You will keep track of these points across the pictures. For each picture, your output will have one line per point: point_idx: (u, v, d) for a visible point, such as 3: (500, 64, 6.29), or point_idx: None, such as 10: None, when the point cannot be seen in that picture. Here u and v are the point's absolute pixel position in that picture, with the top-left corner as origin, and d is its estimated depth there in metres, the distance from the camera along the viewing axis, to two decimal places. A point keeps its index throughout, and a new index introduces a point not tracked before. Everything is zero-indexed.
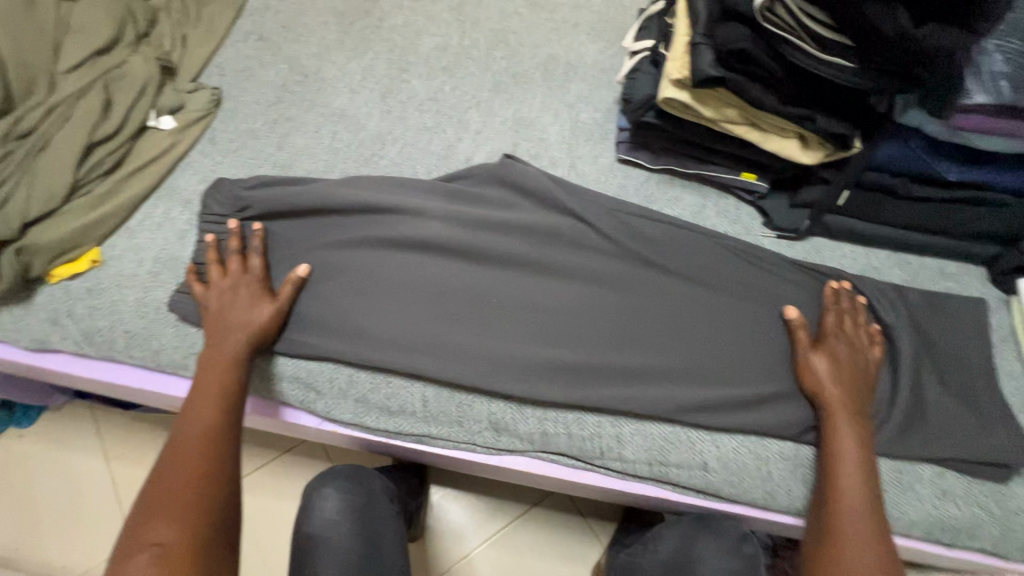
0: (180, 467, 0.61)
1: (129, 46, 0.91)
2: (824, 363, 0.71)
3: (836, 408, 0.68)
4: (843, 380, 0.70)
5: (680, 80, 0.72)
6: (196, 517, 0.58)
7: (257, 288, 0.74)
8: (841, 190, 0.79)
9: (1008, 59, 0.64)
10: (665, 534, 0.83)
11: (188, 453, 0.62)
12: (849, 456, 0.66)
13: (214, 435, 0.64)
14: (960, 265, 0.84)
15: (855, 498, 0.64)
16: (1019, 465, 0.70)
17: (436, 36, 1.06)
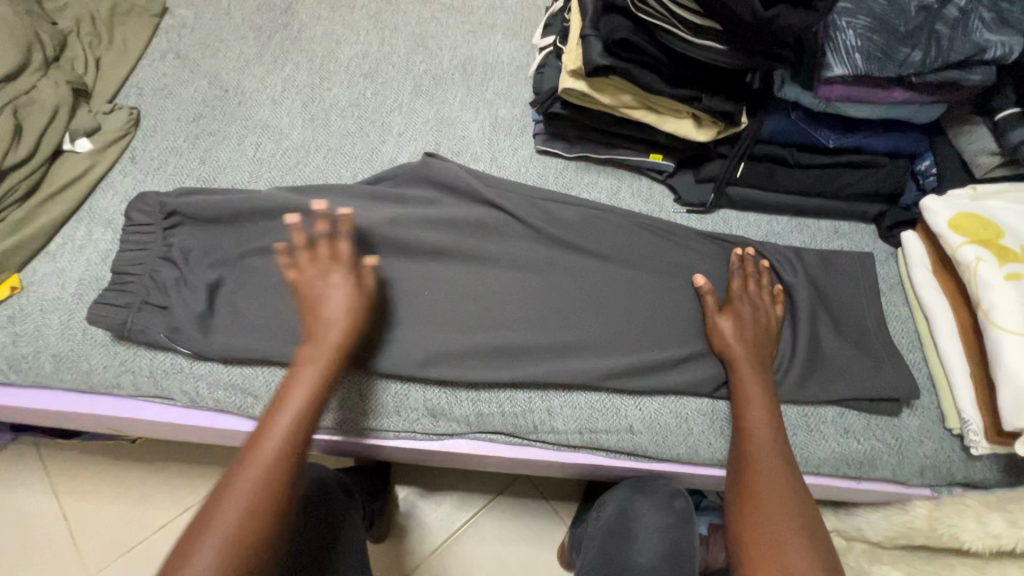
0: (251, 487, 0.56)
1: (38, 70, 0.89)
2: (733, 324, 0.77)
3: (745, 364, 0.74)
4: (749, 338, 0.76)
5: (576, 71, 0.78)
6: (244, 552, 0.53)
7: (348, 279, 0.71)
8: (737, 164, 0.86)
9: (860, 33, 0.71)
10: (607, 499, 0.86)
11: (269, 473, 0.57)
12: (757, 402, 0.72)
13: (286, 449, 0.59)
14: (853, 224, 0.92)
15: (767, 443, 0.68)
16: (908, 397, 0.77)
17: (355, 44, 1.08)
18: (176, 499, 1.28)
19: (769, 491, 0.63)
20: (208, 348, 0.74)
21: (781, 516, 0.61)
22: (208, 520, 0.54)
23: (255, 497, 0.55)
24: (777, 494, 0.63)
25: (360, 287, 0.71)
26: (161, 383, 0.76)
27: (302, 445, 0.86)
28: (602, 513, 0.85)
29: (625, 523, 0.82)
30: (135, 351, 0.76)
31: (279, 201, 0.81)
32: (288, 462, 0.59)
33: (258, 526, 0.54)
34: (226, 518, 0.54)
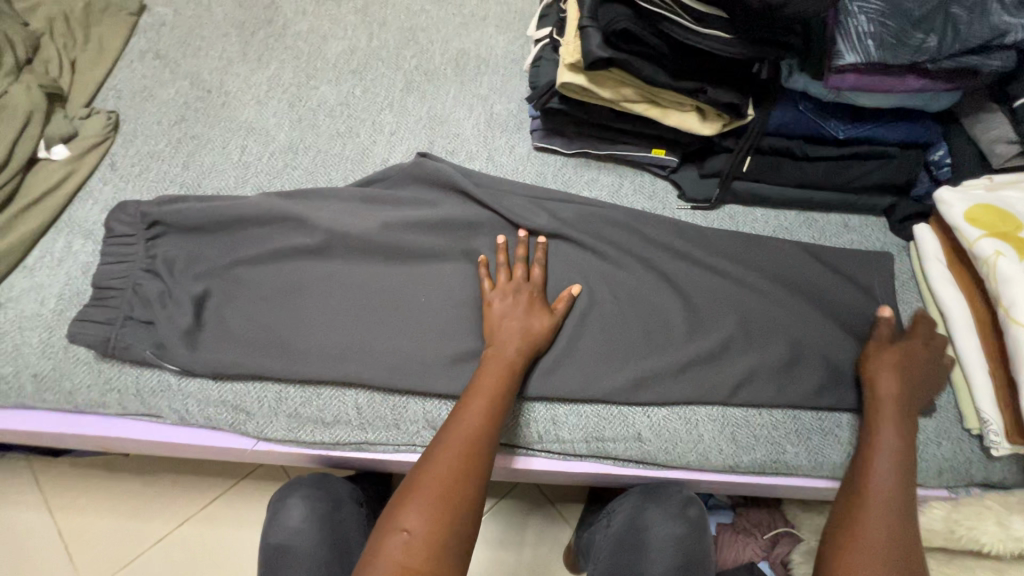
0: (444, 459, 0.60)
1: (10, 75, 0.85)
2: (900, 352, 0.73)
3: (885, 395, 0.69)
4: (900, 370, 0.71)
5: (575, 64, 0.74)
6: (445, 514, 0.57)
7: (536, 301, 0.74)
8: (743, 157, 0.83)
9: (871, 19, 0.67)
10: (617, 506, 0.84)
11: (470, 446, 0.62)
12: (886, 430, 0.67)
13: (473, 441, 0.62)
14: (863, 218, 0.89)
15: (889, 485, 0.64)
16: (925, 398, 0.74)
17: (342, 39, 1.04)
18: (169, 512, 1.25)
19: (869, 531, 0.61)
20: (197, 364, 0.70)
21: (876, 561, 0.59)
22: (420, 487, 0.58)
23: (440, 469, 0.60)
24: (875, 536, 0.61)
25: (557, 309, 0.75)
26: (148, 400, 0.72)
27: (296, 461, 0.82)
28: (613, 520, 0.83)
29: (637, 531, 0.79)
30: (119, 369, 0.73)
31: (267, 208, 0.78)
32: (477, 436, 0.62)
33: (464, 491, 0.59)
34: (421, 489, 0.58)
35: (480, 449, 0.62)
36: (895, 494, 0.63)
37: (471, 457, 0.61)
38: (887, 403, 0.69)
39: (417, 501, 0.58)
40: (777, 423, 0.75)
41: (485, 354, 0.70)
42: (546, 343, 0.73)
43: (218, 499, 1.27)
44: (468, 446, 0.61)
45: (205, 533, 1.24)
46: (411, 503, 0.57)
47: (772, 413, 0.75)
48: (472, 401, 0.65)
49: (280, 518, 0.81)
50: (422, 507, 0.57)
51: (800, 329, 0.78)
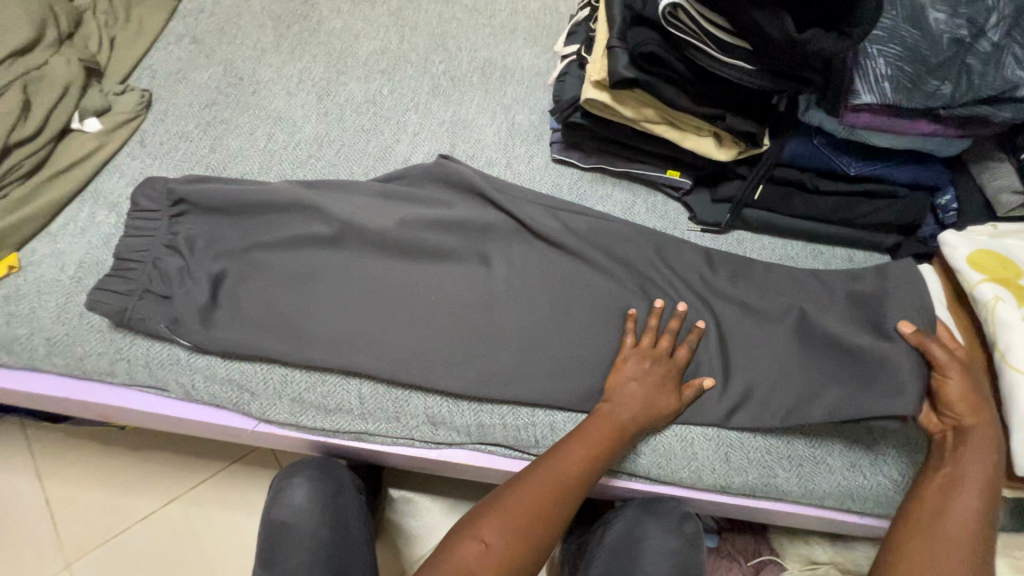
0: (535, 491, 0.64)
1: (51, 47, 0.88)
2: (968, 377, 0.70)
3: (981, 440, 0.67)
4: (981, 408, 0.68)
5: (600, 81, 0.77)
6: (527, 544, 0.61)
7: (667, 382, 0.74)
8: (756, 186, 0.85)
9: (888, 63, 0.70)
10: (612, 520, 0.84)
11: (567, 483, 0.65)
12: (978, 467, 0.66)
13: (569, 479, 0.65)
14: (867, 252, 0.91)
15: (971, 526, 0.64)
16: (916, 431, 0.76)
17: (374, 40, 1.07)
18: (158, 490, 1.25)
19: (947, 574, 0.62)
20: (209, 341, 0.72)
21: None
22: (507, 507, 0.63)
23: (532, 499, 0.64)
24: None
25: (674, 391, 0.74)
26: (157, 373, 0.74)
27: (294, 445, 0.83)
28: (608, 532, 0.84)
29: (631, 545, 0.80)
30: (131, 339, 0.74)
31: (288, 195, 0.80)
32: (576, 479, 0.66)
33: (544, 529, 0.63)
34: (507, 509, 0.63)
35: (574, 489, 0.65)
36: (967, 536, 0.64)
37: (564, 493, 0.65)
38: (977, 434, 0.67)
39: (504, 519, 0.62)
40: (770, 446, 0.76)
41: (605, 403, 0.72)
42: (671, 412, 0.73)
43: (206, 482, 1.27)
44: (563, 486, 0.65)
45: (192, 514, 1.24)
46: (498, 523, 0.62)
47: (767, 437, 0.76)
48: (577, 442, 0.68)
49: (284, 496, 0.83)
50: (507, 527, 0.61)
51: (810, 347, 0.78)
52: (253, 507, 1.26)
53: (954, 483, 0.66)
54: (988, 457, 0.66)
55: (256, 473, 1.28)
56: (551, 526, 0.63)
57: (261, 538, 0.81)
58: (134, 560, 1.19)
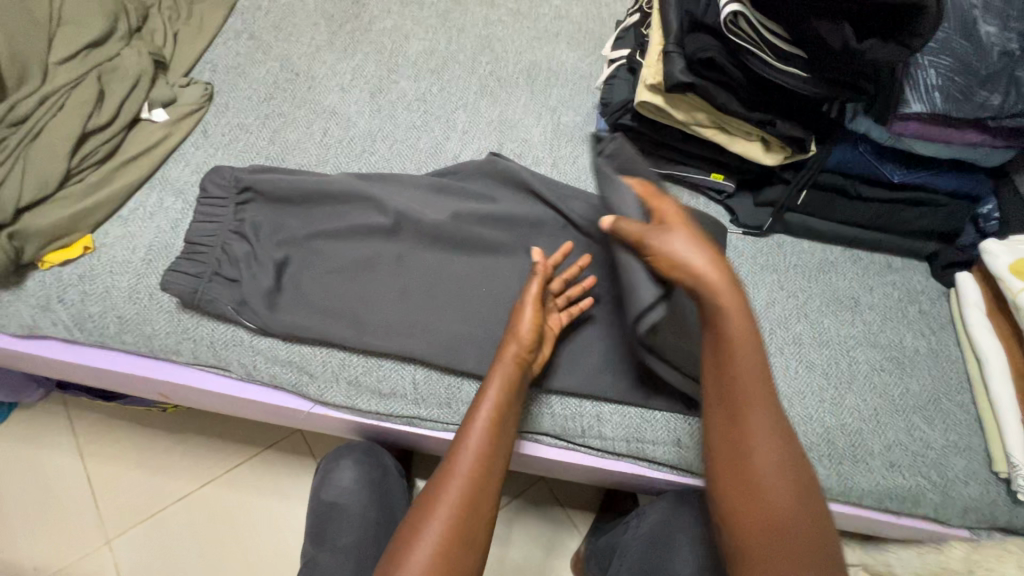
0: (454, 493, 0.60)
1: (122, 40, 0.92)
2: (680, 245, 0.60)
3: (739, 334, 0.58)
4: (706, 266, 0.59)
5: (654, 84, 0.80)
6: (460, 553, 0.58)
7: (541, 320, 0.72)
8: (800, 190, 0.87)
9: (940, 73, 0.72)
10: (648, 509, 0.88)
11: (466, 480, 0.61)
12: (746, 357, 0.58)
13: (467, 475, 0.62)
14: (906, 260, 0.92)
15: (765, 432, 0.57)
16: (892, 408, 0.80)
17: (423, 40, 1.10)
18: (195, 472, 1.29)
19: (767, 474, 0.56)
20: (274, 323, 0.75)
21: (801, 515, 0.55)
22: (419, 533, 0.58)
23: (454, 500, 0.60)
24: (779, 497, 0.56)
25: (540, 325, 0.71)
26: (221, 353, 0.77)
27: (344, 430, 0.86)
28: (645, 520, 0.87)
29: (666, 536, 0.82)
30: (198, 320, 0.77)
31: (348, 186, 0.82)
32: (488, 463, 0.63)
33: (476, 533, 0.60)
34: (433, 521, 0.59)
35: (479, 482, 0.62)
36: (780, 446, 0.57)
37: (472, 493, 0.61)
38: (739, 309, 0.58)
39: (429, 534, 0.58)
40: (812, 444, 0.77)
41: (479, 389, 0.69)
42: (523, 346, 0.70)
43: (241, 466, 1.30)
44: (478, 477, 0.62)
45: (227, 497, 1.27)
46: (426, 538, 0.58)
47: (809, 434, 0.78)
48: (475, 422, 0.65)
49: (332, 478, 0.87)
50: (424, 550, 0.57)
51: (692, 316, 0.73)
52: (286, 492, 1.29)
53: (738, 394, 0.58)
54: (750, 352, 0.58)
55: (289, 460, 1.31)
56: (469, 532, 0.59)
57: (312, 516, 0.87)
58: (170, 539, 1.23)
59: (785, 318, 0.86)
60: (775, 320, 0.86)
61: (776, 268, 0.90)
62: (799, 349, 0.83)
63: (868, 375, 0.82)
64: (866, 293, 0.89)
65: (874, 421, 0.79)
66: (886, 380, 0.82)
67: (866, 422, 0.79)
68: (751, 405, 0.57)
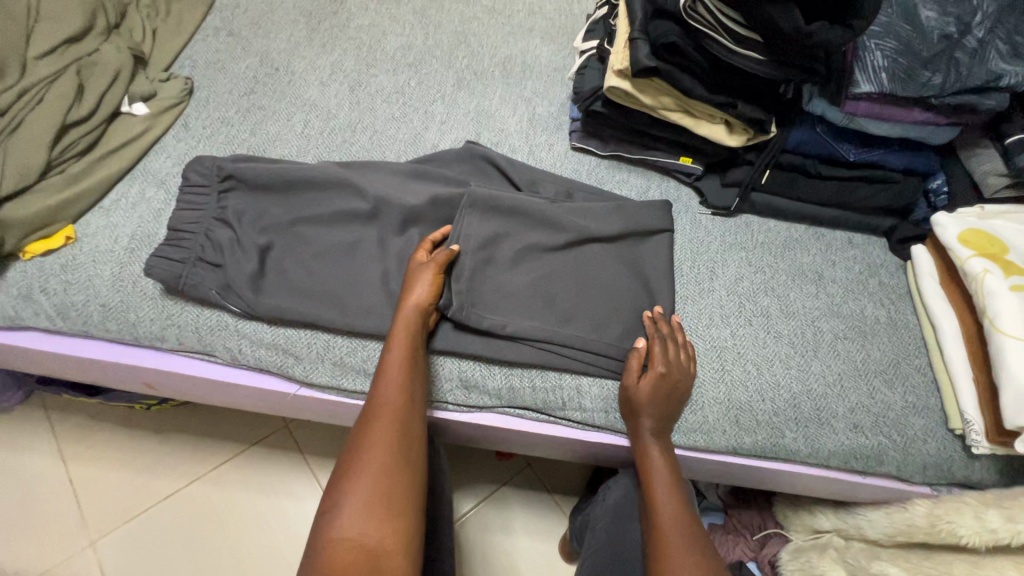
0: (375, 444, 0.64)
1: (101, 35, 0.93)
2: (645, 396, 0.75)
3: (654, 455, 0.75)
4: (650, 413, 0.75)
5: (622, 70, 0.83)
6: (396, 491, 0.61)
7: (653, 374, 0.76)
8: (763, 170, 0.91)
9: (886, 55, 0.77)
10: (614, 483, 0.90)
11: (394, 410, 0.67)
12: (658, 468, 0.74)
13: (394, 405, 0.67)
14: (865, 235, 0.98)
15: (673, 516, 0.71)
16: (855, 374, 0.84)
17: (400, 35, 1.13)
18: (180, 470, 1.29)
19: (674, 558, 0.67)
20: (258, 307, 0.76)
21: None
22: (355, 473, 0.62)
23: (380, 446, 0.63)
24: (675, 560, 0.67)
25: (437, 286, 0.76)
26: (206, 338, 0.78)
27: (331, 414, 0.88)
28: (611, 494, 0.89)
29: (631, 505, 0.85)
30: (182, 306, 0.79)
31: (329, 173, 0.84)
32: (406, 405, 0.68)
33: (410, 472, 0.63)
34: (362, 469, 0.62)
35: (405, 414, 0.67)
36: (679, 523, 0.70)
37: (399, 423, 0.66)
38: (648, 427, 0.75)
39: (359, 483, 0.61)
40: (779, 409, 0.81)
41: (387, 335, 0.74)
42: (641, 393, 0.75)
43: (228, 463, 1.31)
44: (395, 422, 0.66)
45: (214, 494, 1.27)
46: (356, 487, 0.60)
47: (777, 401, 0.82)
48: (384, 378, 0.69)
49: None
50: (365, 485, 0.60)
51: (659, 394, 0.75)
52: (275, 487, 1.29)
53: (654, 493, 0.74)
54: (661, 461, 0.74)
55: (276, 457, 1.32)
56: (405, 456, 0.64)
57: None
58: (156, 538, 1.22)
59: (753, 292, 0.90)
60: (743, 294, 0.90)
61: (744, 246, 0.94)
62: (766, 321, 0.87)
63: (831, 343, 0.87)
64: (829, 268, 0.94)
65: (838, 385, 0.83)
66: (849, 347, 0.86)
67: (830, 387, 0.83)
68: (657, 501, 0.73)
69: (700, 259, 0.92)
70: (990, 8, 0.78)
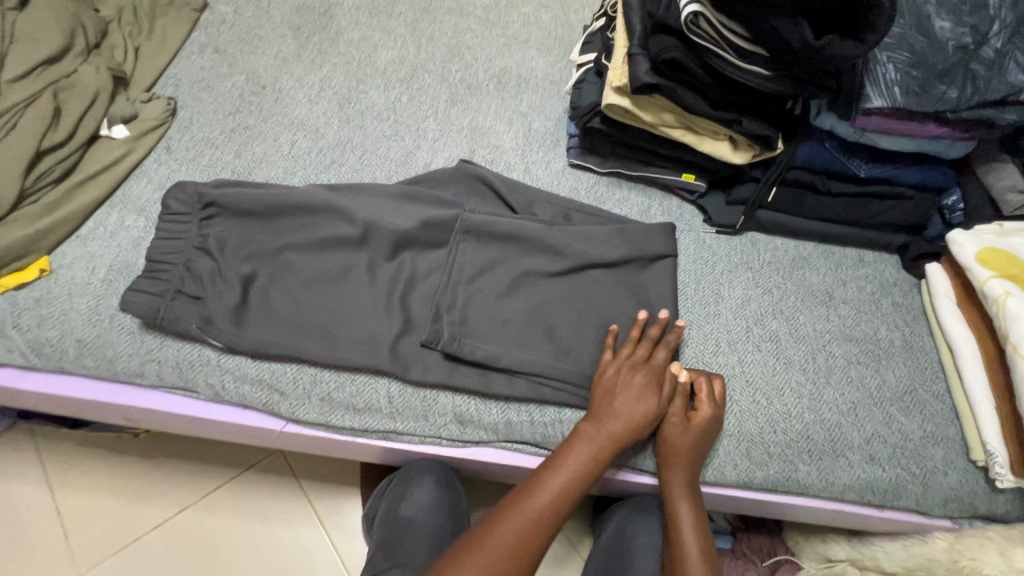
0: (496, 547, 0.64)
1: (80, 56, 0.89)
2: (684, 444, 0.72)
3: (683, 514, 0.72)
4: (684, 464, 0.72)
5: (621, 87, 0.80)
6: None
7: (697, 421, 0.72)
8: (770, 187, 0.87)
9: (898, 68, 0.73)
10: (609, 516, 0.87)
11: (539, 516, 0.66)
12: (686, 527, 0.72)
13: (541, 514, 0.66)
14: (877, 253, 0.94)
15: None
16: (869, 403, 0.80)
17: (391, 49, 1.10)
18: (170, 499, 1.23)
19: None
20: (241, 341, 0.73)
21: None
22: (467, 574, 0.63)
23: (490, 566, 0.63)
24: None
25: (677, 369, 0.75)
26: (187, 374, 0.74)
27: (320, 448, 0.84)
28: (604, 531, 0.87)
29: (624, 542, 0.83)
30: (162, 341, 0.75)
31: (315, 197, 0.81)
32: (555, 510, 0.67)
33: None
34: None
35: (543, 526, 0.66)
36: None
37: (534, 532, 0.65)
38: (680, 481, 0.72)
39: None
40: (791, 441, 0.77)
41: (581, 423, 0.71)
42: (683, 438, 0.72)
43: (223, 488, 1.25)
44: (523, 537, 0.65)
45: (205, 521, 1.21)
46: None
47: (788, 432, 0.78)
48: (549, 479, 0.68)
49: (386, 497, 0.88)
50: None
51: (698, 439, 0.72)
52: (269, 513, 1.23)
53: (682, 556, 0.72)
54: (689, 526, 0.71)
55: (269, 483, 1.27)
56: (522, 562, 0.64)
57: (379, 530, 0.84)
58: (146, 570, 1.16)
59: (761, 315, 0.86)
60: (751, 318, 0.86)
61: (750, 266, 0.90)
62: (775, 346, 0.83)
63: (844, 369, 0.82)
64: (840, 288, 0.89)
65: (853, 414, 0.79)
66: (863, 372, 0.82)
67: (844, 416, 0.79)
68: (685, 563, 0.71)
69: (704, 280, 0.88)
70: (1008, 17, 0.74)
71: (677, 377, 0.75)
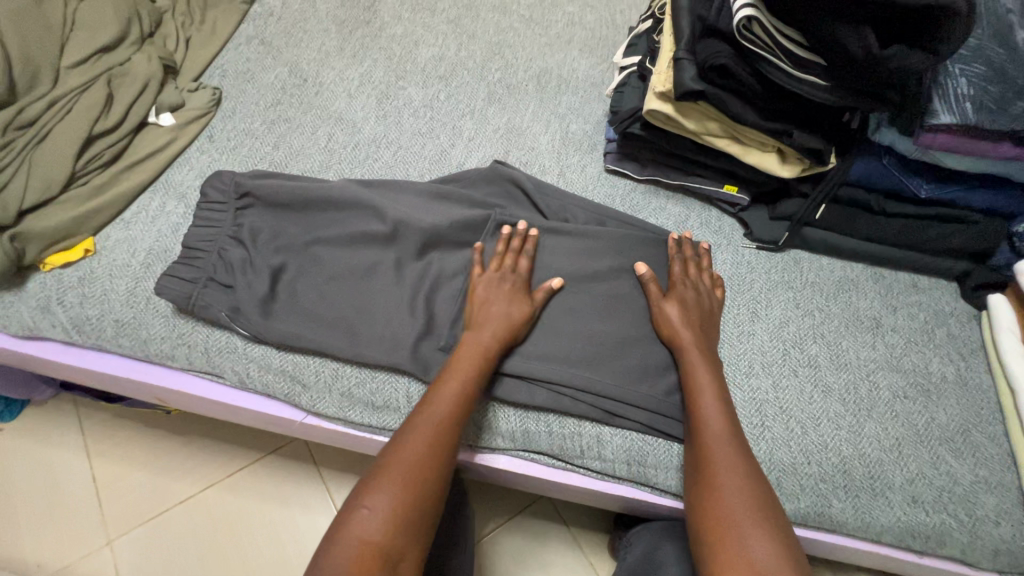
0: (400, 451, 0.60)
1: (134, 45, 0.92)
2: (673, 313, 0.75)
3: (701, 387, 0.69)
4: (689, 332, 0.74)
5: (664, 92, 0.77)
6: (415, 510, 0.57)
7: (699, 301, 0.77)
8: (819, 204, 0.82)
9: (972, 83, 0.68)
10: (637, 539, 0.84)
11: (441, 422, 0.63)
12: (708, 412, 0.67)
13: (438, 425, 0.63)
14: (933, 280, 0.87)
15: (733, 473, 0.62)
16: (915, 441, 0.74)
17: (432, 46, 1.09)
18: (197, 474, 1.18)
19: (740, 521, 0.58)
20: (267, 332, 0.74)
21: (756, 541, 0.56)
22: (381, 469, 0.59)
23: (388, 483, 0.58)
24: (742, 542, 0.57)
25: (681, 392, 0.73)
26: (215, 360, 0.76)
27: (339, 442, 0.84)
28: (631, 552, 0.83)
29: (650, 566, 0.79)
30: (193, 326, 0.77)
31: (348, 192, 0.81)
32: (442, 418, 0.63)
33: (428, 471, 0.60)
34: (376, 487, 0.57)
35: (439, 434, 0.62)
36: (744, 487, 0.61)
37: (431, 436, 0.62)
38: (696, 355, 0.72)
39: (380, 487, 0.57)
40: (825, 474, 0.72)
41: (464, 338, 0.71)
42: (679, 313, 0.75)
43: (245, 469, 1.20)
44: (428, 439, 0.61)
45: (228, 501, 1.16)
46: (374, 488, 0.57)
47: (823, 464, 0.73)
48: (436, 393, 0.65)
49: None
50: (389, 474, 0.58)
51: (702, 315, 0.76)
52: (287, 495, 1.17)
53: (708, 458, 0.64)
54: (718, 423, 0.66)
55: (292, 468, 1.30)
56: (431, 457, 0.61)
57: None
58: (169, 545, 1.11)
59: (800, 339, 0.81)
60: (789, 340, 0.81)
61: (792, 285, 0.85)
62: (814, 372, 0.79)
63: (889, 403, 0.77)
64: (889, 315, 0.84)
65: (896, 452, 0.74)
66: (909, 409, 0.77)
67: (886, 452, 0.74)
68: (712, 462, 0.63)
69: (742, 297, 0.84)
70: None
71: (676, 237, 0.84)
